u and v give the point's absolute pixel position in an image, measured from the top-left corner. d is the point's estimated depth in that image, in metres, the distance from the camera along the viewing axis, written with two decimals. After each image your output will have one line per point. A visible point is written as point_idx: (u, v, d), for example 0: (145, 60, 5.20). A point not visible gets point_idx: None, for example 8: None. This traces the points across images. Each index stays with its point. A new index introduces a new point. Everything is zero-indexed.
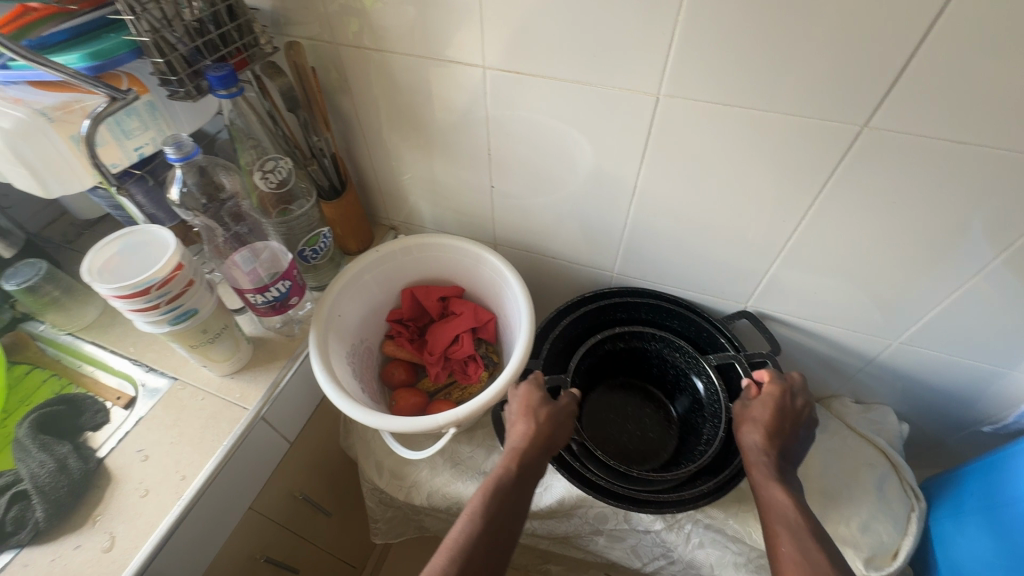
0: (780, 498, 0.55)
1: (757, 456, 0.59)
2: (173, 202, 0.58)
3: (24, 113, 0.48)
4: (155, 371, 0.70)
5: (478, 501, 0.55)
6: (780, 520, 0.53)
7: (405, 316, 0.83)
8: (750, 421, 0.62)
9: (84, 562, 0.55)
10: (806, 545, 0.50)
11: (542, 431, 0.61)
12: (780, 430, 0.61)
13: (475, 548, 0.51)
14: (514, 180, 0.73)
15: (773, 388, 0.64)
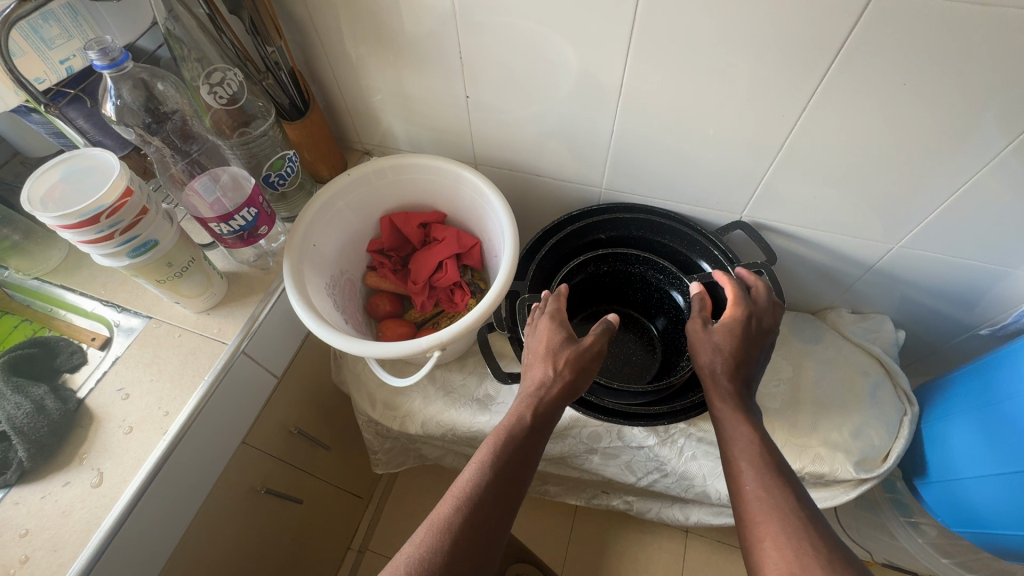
0: (744, 431, 0.53)
1: (722, 387, 0.56)
2: (110, 120, 0.53)
3: None
4: (129, 311, 0.68)
5: (488, 451, 0.51)
6: (745, 454, 0.51)
7: (386, 244, 0.80)
8: (711, 348, 0.58)
9: (75, 497, 0.55)
10: (773, 480, 0.48)
11: (564, 378, 0.54)
12: (748, 356, 0.57)
13: (482, 497, 0.48)
14: (491, 90, 0.67)
15: (737, 314, 0.58)
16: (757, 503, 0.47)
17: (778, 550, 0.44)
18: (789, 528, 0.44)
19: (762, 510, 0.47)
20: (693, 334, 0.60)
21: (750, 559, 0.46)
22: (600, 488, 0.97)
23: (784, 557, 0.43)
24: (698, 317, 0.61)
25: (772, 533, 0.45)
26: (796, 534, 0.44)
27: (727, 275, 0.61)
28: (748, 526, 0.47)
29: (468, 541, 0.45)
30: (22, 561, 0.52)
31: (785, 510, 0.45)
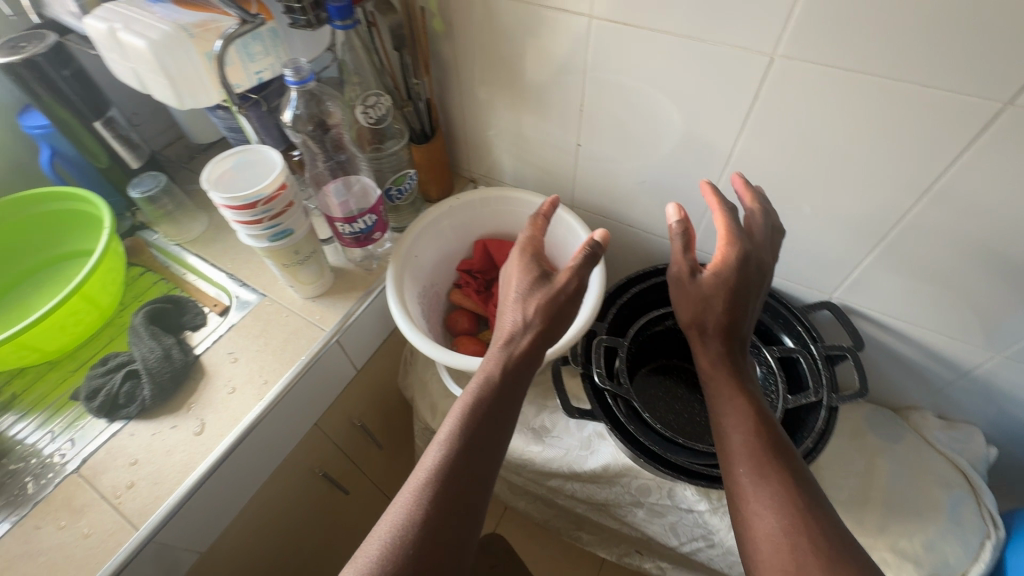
0: (737, 401, 0.53)
1: (712, 345, 0.55)
2: (286, 124, 0.62)
3: (170, 26, 0.51)
4: (247, 286, 0.77)
5: (455, 422, 0.49)
6: (737, 425, 0.52)
7: (474, 266, 0.85)
8: (699, 301, 0.54)
9: (179, 441, 0.62)
10: (767, 458, 0.49)
11: (543, 318, 0.52)
12: (742, 307, 0.54)
13: (452, 480, 0.46)
14: (602, 142, 0.72)
15: (732, 259, 0.53)
16: (749, 480, 0.48)
17: (767, 525, 0.46)
18: (786, 515, 0.45)
19: (756, 495, 0.47)
20: (680, 281, 0.55)
21: (740, 534, 0.48)
22: (635, 545, 0.95)
23: (771, 532, 0.45)
24: (685, 259, 0.54)
25: (768, 522, 0.46)
26: (793, 527, 0.45)
27: (719, 202, 0.54)
28: (738, 497, 0.49)
29: (437, 527, 0.44)
30: (129, 486, 0.59)
31: (778, 490, 0.47)
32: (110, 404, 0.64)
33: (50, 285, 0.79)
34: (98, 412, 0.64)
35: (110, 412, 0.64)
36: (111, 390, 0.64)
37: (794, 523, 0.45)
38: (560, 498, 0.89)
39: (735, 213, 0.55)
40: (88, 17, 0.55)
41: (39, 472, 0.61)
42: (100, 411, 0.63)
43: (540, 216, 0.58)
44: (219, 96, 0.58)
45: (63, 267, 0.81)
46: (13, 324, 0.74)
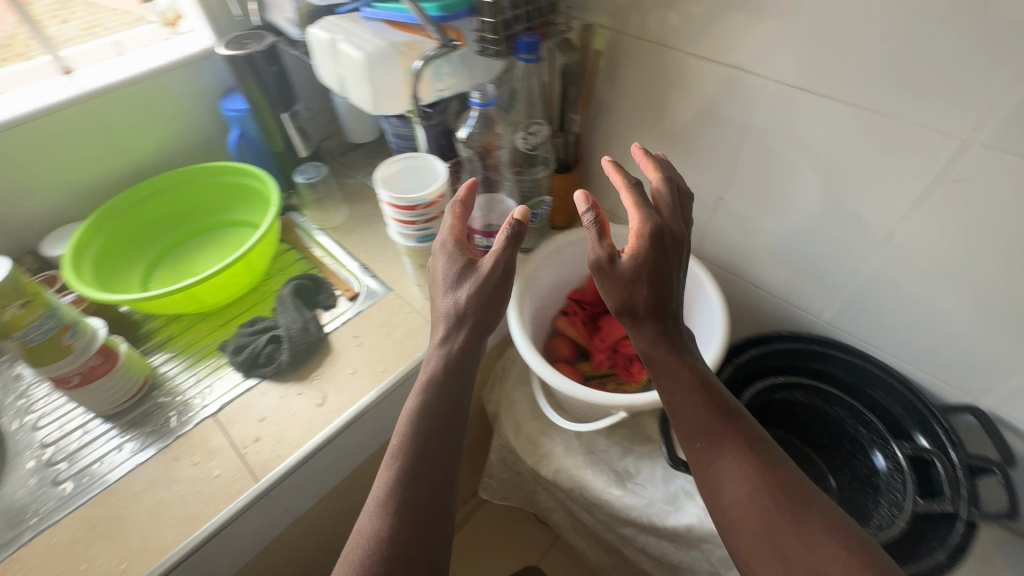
0: (685, 379, 0.51)
1: (646, 328, 0.52)
2: (459, 140, 0.69)
3: (386, 43, 0.58)
4: (376, 278, 0.83)
5: (406, 428, 0.51)
6: (689, 409, 0.51)
7: (585, 296, 0.86)
8: (625, 285, 0.51)
9: (302, 408, 0.67)
10: (722, 428, 0.50)
11: (481, 307, 0.53)
12: (665, 284, 0.50)
13: (414, 487, 0.48)
14: (746, 199, 0.72)
15: (642, 232, 0.50)
16: (715, 455, 0.49)
17: (739, 489, 0.48)
18: (752, 477, 0.48)
19: (717, 464, 0.49)
20: (601, 271, 0.51)
21: (711, 502, 0.50)
22: None
23: (743, 495, 0.47)
24: (602, 247, 0.50)
25: (735, 488, 0.48)
26: (757, 488, 0.47)
27: (621, 178, 0.51)
28: (707, 473, 0.50)
29: (403, 530, 0.46)
30: (255, 440, 0.64)
31: (745, 458, 0.48)
32: (252, 359, 0.71)
33: (212, 246, 0.89)
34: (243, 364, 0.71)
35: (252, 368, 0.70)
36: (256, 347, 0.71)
37: (761, 483, 0.47)
38: (627, 549, 0.87)
39: (638, 186, 0.52)
40: (313, 27, 0.64)
41: (184, 409, 0.68)
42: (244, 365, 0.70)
43: (458, 207, 0.58)
44: (405, 107, 0.64)
45: (223, 232, 0.91)
46: (178, 275, 0.85)
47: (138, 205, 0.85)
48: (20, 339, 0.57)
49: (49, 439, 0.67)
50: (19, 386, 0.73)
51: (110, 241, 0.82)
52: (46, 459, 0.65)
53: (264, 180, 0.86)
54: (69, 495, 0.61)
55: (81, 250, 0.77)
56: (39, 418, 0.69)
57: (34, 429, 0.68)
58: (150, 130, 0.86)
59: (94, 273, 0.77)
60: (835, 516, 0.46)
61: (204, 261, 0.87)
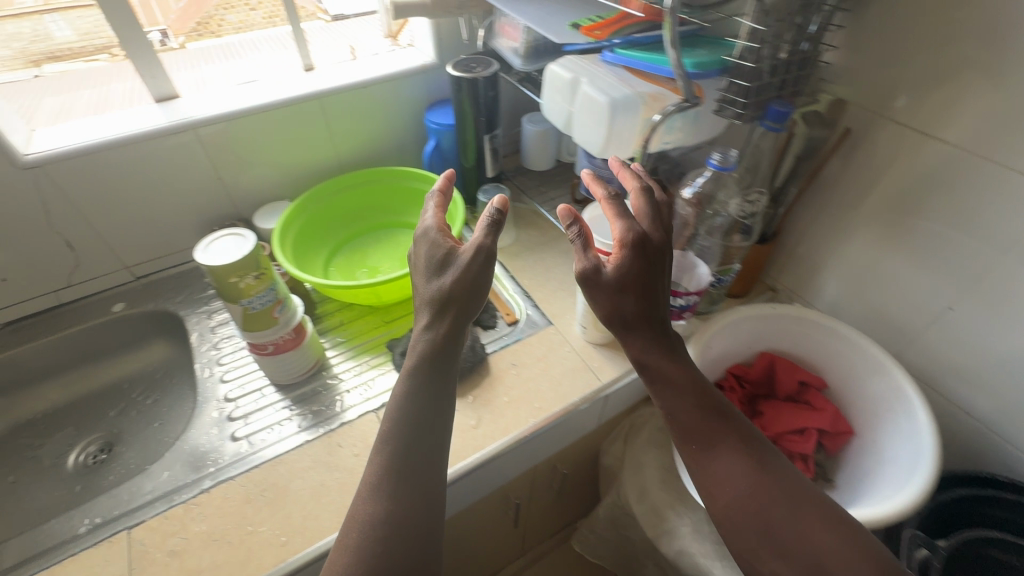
0: (678, 383, 0.53)
1: (638, 336, 0.53)
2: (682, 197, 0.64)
3: (633, 92, 0.58)
4: (538, 308, 0.82)
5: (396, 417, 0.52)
6: (678, 410, 0.53)
7: (748, 374, 0.79)
8: (613, 293, 0.52)
9: (457, 425, 0.68)
10: (718, 428, 0.52)
11: (469, 297, 0.54)
12: (651, 293, 0.52)
13: (403, 476, 0.49)
14: (985, 317, 0.62)
15: (624, 240, 0.51)
16: (708, 452, 0.52)
17: (732, 482, 0.50)
18: (750, 473, 0.50)
19: (714, 463, 0.51)
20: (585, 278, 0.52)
21: (707, 497, 0.51)
22: None
23: (737, 487, 0.49)
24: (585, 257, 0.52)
25: (731, 483, 0.50)
26: (756, 483, 0.49)
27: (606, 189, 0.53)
28: (702, 470, 0.52)
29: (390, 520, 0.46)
30: None
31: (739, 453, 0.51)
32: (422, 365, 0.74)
33: (387, 243, 0.95)
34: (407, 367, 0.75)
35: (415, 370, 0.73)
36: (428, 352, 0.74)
37: (758, 477, 0.49)
38: None
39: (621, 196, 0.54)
40: (554, 65, 0.65)
41: (347, 395, 0.72)
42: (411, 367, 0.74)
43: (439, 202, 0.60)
44: (629, 153, 0.63)
45: (399, 232, 0.97)
46: (355, 266, 0.91)
47: (337, 194, 0.93)
48: (244, 306, 0.62)
49: (231, 395, 0.73)
50: (212, 337, 0.81)
51: (308, 223, 0.90)
52: (227, 414, 0.70)
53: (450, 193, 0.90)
54: (244, 454, 0.66)
55: (286, 229, 0.85)
56: (224, 371, 0.76)
57: (220, 381, 0.75)
58: (363, 129, 0.93)
59: (292, 251, 0.84)
60: (836, 511, 0.48)
61: (380, 256, 0.93)
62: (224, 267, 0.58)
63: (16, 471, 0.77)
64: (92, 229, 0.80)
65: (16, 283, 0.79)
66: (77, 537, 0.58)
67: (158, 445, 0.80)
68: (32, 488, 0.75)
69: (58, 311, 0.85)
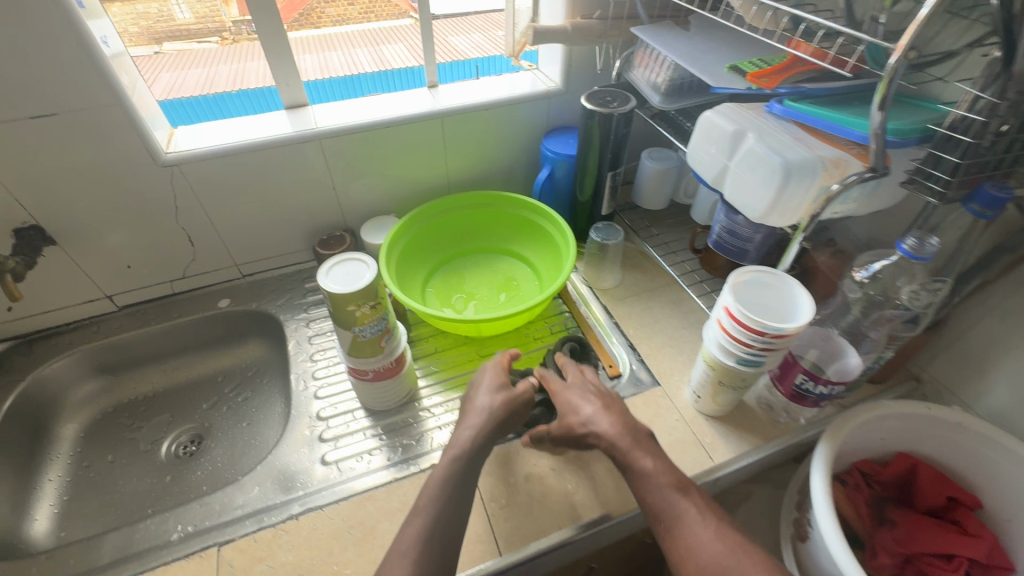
0: (642, 465, 0.54)
1: (605, 422, 0.58)
2: (852, 279, 0.60)
3: (811, 156, 0.51)
4: (643, 365, 0.76)
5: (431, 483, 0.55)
6: (642, 477, 0.53)
7: (880, 475, 0.68)
8: (580, 405, 0.60)
9: (553, 487, 0.63)
10: (683, 498, 0.51)
11: (487, 416, 0.60)
12: (605, 398, 0.61)
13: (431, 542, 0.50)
14: None
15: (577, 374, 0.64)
16: (674, 517, 0.50)
17: (700, 547, 0.48)
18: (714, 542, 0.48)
19: (683, 537, 0.49)
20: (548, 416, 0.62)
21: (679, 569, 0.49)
22: None
23: (704, 553, 0.47)
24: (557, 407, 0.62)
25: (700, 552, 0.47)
26: (723, 554, 0.47)
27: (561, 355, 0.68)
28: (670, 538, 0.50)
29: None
30: (501, 504, 0.61)
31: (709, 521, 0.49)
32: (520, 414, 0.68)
33: (483, 268, 0.92)
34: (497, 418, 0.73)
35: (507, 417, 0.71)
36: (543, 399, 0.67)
37: (724, 546, 0.47)
38: None
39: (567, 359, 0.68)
40: (714, 113, 0.59)
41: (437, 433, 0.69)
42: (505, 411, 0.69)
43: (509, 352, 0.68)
44: (792, 219, 0.56)
45: (497, 258, 0.94)
46: (453, 289, 0.88)
47: (442, 214, 0.91)
48: (355, 333, 0.60)
49: (323, 413, 0.72)
50: (309, 348, 0.81)
51: (410, 239, 0.88)
52: (318, 434, 0.69)
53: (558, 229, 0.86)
54: (333, 481, 0.64)
55: (392, 245, 0.83)
56: (318, 386, 0.75)
57: (313, 397, 0.74)
58: (476, 151, 0.91)
59: (395, 268, 0.83)
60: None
61: (475, 282, 0.90)
62: (346, 295, 0.56)
63: (115, 450, 0.79)
64: (213, 227, 0.82)
65: (139, 270, 0.82)
66: (170, 545, 0.58)
67: (245, 447, 0.80)
68: (127, 471, 0.77)
69: (169, 300, 0.87)
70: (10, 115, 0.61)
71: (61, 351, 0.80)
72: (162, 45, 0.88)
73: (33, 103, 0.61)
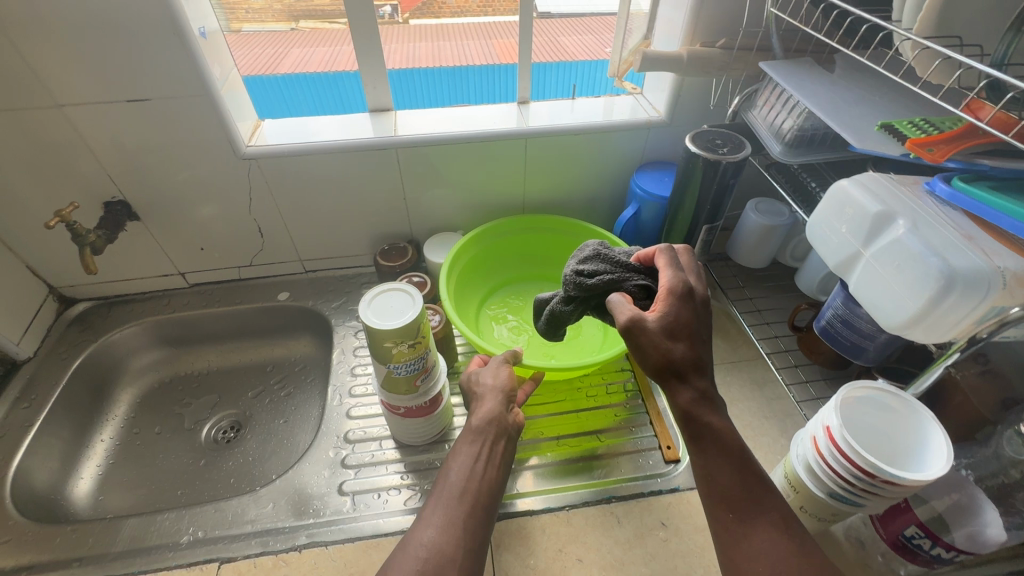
0: (727, 433, 0.45)
1: (687, 388, 0.45)
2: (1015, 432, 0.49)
3: (986, 265, 0.38)
4: None
5: (463, 444, 0.52)
6: (723, 450, 0.45)
7: None
8: (663, 341, 0.44)
9: None
10: (760, 494, 0.44)
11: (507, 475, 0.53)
12: (695, 347, 0.45)
13: (474, 502, 0.47)
14: None
15: (675, 287, 0.47)
16: (748, 501, 0.44)
17: (771, 543, 0.42)
18: (789, 555, 0.41)
19: (752, 536, 0.43)
20: (641, 332, 0.45)
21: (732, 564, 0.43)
22: None
23: (777, 552, 0.41)
24: (654, 318, 0.45)
25: (769, 564, 0.41)
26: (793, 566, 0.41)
27: (665, 252, 0.50)
28: (736, 526, 0.43)
29: (450, 555, 0.43)
30: None
31: (787, 527, 0.43)
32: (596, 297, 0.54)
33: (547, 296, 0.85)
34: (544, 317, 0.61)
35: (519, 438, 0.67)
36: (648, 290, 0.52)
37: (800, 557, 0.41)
38: None
39: (673, 254, 0.50)
40: (855, 187, 0.47)
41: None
42: (573, 280, 0.54)
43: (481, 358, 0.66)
44: (943, 339, 0.43)
45: None
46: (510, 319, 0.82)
47: (512, 233, 0.85)
48: (389, 369, 0.55)
49: (351, 435, 0.69)
50: (352, 359, 0.78)
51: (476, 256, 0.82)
52: (342, 458, 0.66)
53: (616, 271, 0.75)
54: (345, 515, 0.60)
55: (454, 262, 0.77)
56: (353, 404, 0.72)
57: (347, 415, 0.71)
58: (558, 177, 0.83)
59: (453, 287, 0.77)
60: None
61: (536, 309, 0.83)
62: (383, 331, 0.51)
63: (162, 423, 0.82)
64: (283, 221, 0.81)
65: (211, 252, 0.84)
66: (177, 547, 0.58)
67: (278, 446, 0.79)
68: (168, 447, 0.79)
69: (236, 285, 0.89)
70: (109, 97, 0.63)
71: (133, 319, 0.84)
72: (299, 22, 0.81)
73: (129, 86, 0.62)
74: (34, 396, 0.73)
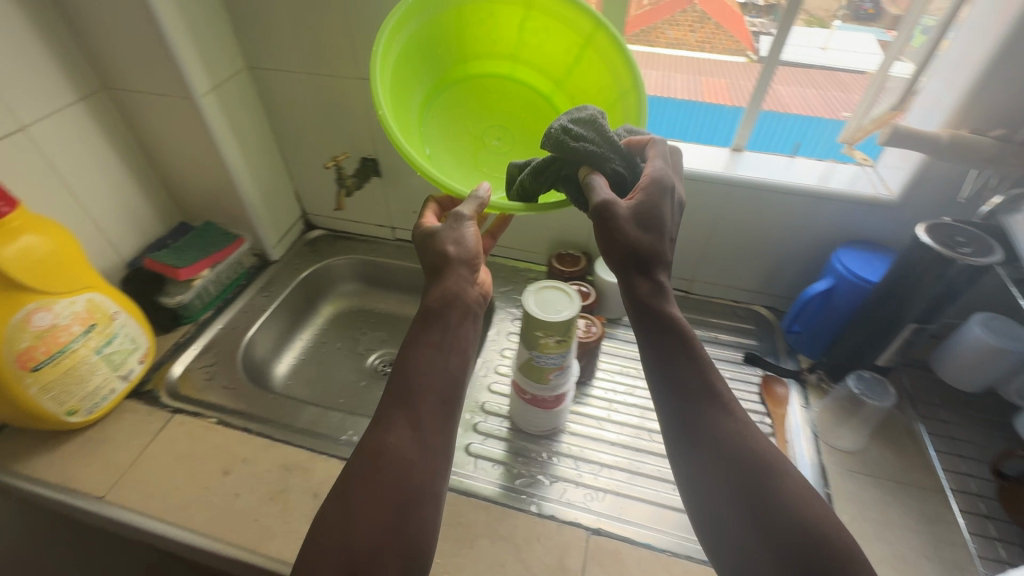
0: (676, 314, 0.48)
1: (646, 277, 0.48)
2: None
3: None
4: None
5: (418, 327, 0.49)
6: (672, 335, 0.48)
7: None
8: (638, 234, 0.47)
9: None
10: (704, 367, 0.47)
11: None
12: (657, 240, 0.48)
13: (436, 389, 0.46)
14: None
15: (651, 181, 0.49)
16: (696, 375, 0.47)
17: (725, 422, 0.46)
18: (737, 436, 0.45)
19: (707, 416, 0.46)
20: (611, 214, 0.46)
21: (690, 443, 0.46)
22: None
23: (728, 429, 0.45)
24: (624, 208, 0.47)
25: (729, 442, 0.45)
26: (747, 442, 0.45)
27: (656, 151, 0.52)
28: (683, 397, 0.47)
29: (409, 460, 0.43)
30: None
31: (730, 405, 0.47)
32: (570, 162, 0.52)
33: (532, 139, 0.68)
34: (511, 181, 0.59)
35: (518, 446, 0.71)
36: (624, 175, 0.51)
37: (747, 426, 0.46)
38: None
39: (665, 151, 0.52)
40: None
41: (594, 442, 0.72)
42: (559, 134, 0.51)
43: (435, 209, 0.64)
44: None
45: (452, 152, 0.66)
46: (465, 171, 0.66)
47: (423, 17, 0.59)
48: (532, 356, 0.61)
49: (488, 407, 0.76)
50: (504, 341, 0.86)
51: (406, 63, 0.60)
52: (474, 422, 0.74)
53: (634, 89, 0.60)
54: (465, 471, 0.67)
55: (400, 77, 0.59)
56: (494, 380, 0.80)
57: (486, 387, 0.79)
58: (751, 231, 0.82)
59: (397, 104, 0.58)
60: (842, 530, 0.41)
61: (522, 154, 0.68)
62: (530, 310, 0.59)
63: (342, 342, 0.99)
64: None
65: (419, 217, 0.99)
66: (337, 441, 0.70)
67: None
68: (342, 361, 0.95)
69: None
70: None
71: (348, 253, 1.03)
72: None
73: None
74: (273, 288, 0.94)
